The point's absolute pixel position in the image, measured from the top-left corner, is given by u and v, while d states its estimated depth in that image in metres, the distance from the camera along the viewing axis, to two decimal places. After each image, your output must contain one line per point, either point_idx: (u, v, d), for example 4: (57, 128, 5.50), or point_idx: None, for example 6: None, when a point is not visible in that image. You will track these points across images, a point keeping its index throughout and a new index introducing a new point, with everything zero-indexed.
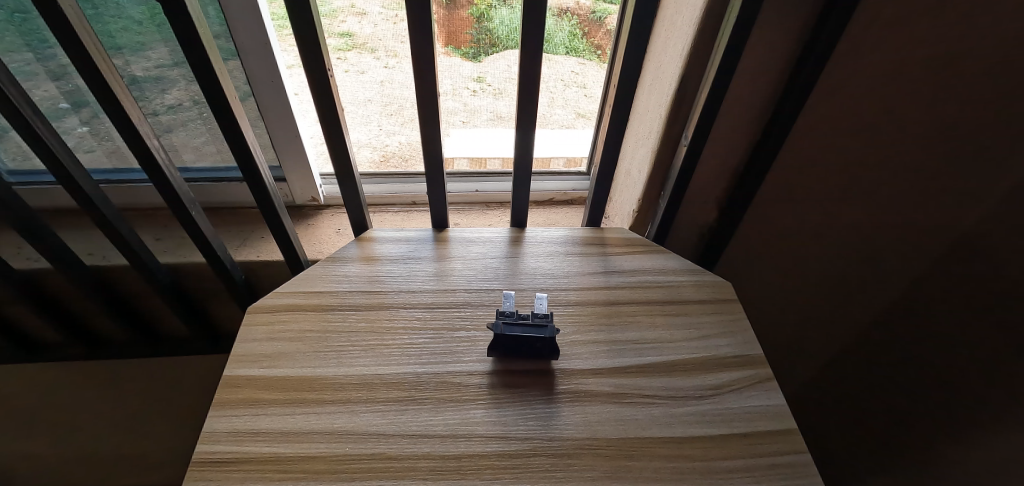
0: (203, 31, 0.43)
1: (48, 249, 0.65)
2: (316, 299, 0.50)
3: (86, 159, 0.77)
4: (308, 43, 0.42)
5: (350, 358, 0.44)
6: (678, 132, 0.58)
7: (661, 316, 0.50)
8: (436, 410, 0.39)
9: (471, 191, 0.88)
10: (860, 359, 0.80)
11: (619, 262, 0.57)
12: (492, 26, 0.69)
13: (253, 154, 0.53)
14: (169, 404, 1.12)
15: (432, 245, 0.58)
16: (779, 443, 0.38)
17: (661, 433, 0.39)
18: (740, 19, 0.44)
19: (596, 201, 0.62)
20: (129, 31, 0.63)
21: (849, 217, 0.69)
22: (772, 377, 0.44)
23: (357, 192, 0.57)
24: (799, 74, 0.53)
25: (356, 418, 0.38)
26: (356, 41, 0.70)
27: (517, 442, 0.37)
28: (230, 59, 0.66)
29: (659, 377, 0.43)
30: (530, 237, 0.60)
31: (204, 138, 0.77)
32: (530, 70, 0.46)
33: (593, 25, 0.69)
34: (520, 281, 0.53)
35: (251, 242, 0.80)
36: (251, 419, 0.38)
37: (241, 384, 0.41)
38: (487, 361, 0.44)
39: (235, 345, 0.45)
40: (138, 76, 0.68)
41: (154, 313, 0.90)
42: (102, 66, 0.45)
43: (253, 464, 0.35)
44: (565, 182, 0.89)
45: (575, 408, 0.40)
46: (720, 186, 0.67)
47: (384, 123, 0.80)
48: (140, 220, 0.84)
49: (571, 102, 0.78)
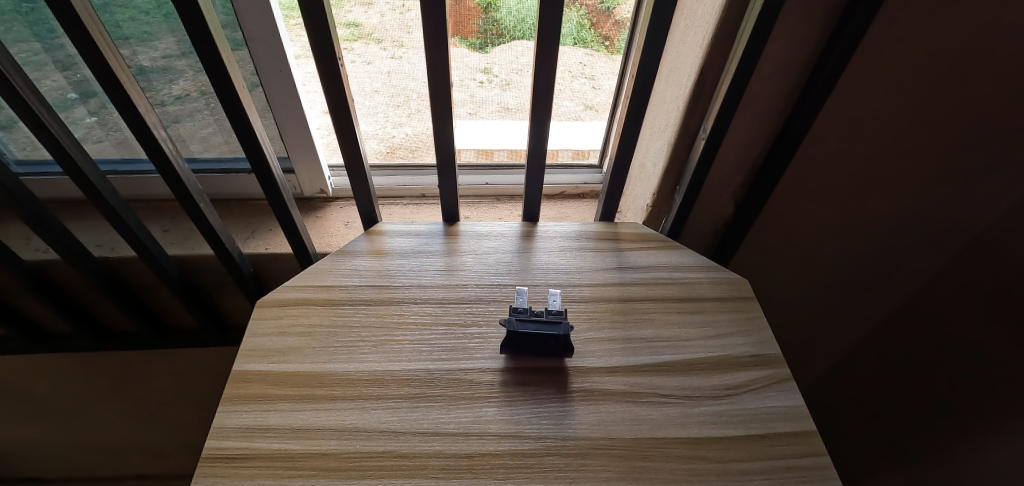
0: (210, 19, 0.41)
1: (58, 243, 0.65)
2: (326, 293, 0.49)
3: (94, 149, 0.76)
4: (319, 35, 0.41)
5: (360, 353, 0.43)
6: (696, 125, 0.57)
7: (677, 314, 0.49)
8: (448, 408, 0.39)
9: (481, 184, 0.87)
10: (874, 352, 0.84)
11: (634, 258, 0.56)
12: (499, 16, 0.67)
13: (261, 145, 0.53)
14: (176, 397, 1.14)
15: (442, 239, 0.57)
16: (801, 445, 0.37)
17: (677, 434, 0.38)
18: (766, 8, 0.42)
19: (610, 196, 0.61)
20: (136, 20, 0.62)
21: (872, 213, 0.67)
22: (790, 377, 0.43)
23: (366, 185, 0.56)
24: (823, 65, 0.51)
25: (367, 415, 0.38)
26: (362, 31, 0.68)
27: (531, 441, 0.36)
28: (237, 50, 0.65)
29: (675, 376, 0.42)
30: (542, 231, 0.59)
31: (211, 129, 0.76)
32: (545, 63, 0.44)
33: (601, 15, 0.66)
34: (532, 277, 0.52)
35: (260, 234, 0.80)
36: (261, 415, 0.38)
37: (251, 379, 0.41)
38: (499, 358, 0.43)
39: (245, 340, 0.44)
40: (146, 66, 0.67)
41: (162, 305, 0.90)
42: (109, 57, 0.44)
43: (263, 460, 0.34)
44: (575, 175, 0.87)
45: (589, 407, 0.40)
46: (737, 181, 0.65)
47: (391, 114, 0.79)
48: (149, 212, 0.83)
49: (578, 93, 0.76)
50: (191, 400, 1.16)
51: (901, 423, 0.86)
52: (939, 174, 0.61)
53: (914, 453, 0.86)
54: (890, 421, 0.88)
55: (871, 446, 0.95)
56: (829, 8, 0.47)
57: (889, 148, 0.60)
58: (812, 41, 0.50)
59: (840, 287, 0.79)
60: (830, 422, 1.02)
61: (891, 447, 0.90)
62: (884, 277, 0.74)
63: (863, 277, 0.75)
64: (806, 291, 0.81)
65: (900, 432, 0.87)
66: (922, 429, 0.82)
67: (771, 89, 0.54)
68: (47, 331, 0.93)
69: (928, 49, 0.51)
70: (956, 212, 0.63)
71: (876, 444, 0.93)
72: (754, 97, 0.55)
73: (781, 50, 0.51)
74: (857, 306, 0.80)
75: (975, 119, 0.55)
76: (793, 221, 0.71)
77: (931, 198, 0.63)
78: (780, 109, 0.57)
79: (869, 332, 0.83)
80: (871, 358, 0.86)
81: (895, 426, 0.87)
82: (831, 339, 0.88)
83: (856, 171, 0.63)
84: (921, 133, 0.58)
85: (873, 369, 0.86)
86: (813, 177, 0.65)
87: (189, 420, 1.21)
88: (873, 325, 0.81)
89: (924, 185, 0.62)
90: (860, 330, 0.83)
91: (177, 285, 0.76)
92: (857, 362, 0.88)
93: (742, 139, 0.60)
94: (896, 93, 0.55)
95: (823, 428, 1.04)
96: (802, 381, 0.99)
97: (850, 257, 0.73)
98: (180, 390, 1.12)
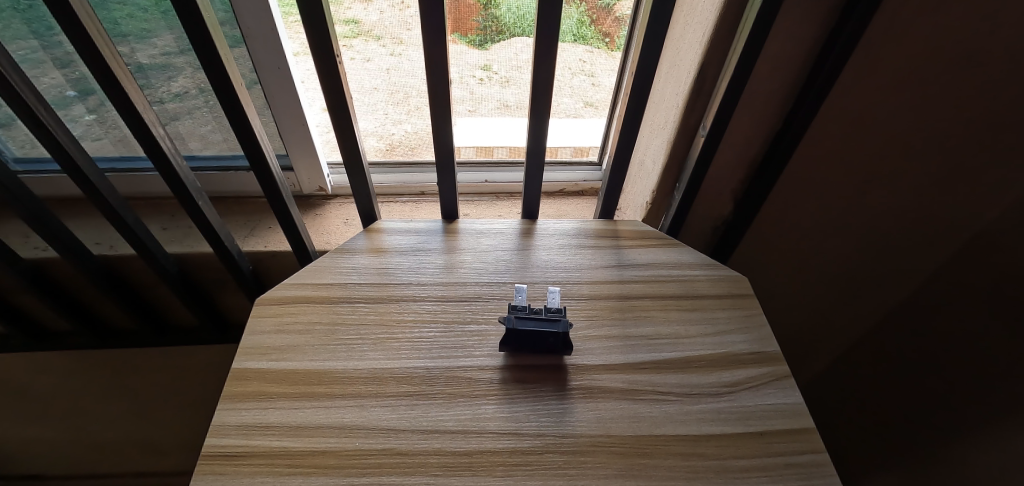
0: (208, 16, 0.41)
1: (57, 241, 0.65)
2: (325, 291, 0.49)
3: (93, 147, 0.76)
4: (318, 33, 0.40)
5: (359, 351, 0.43)
6: (696, 122, 0.57)
7: (676, 311, 0.49)
8: (447, 405, 0.39)
9: (481, 181, 0.87)
10: (873, 348, 0.85)
11: (633, 255, 0.56)
12: (498, 13, 0.67)
13: (259, 143, 0.52)
14: (176, 396, 1.15)
15: (441, 237, 0.57)
16: (798, 442, 0.37)
17: (676, 431, 0.38)
18: (766, 5, 0.42)
19: (610, 193, 0.60)
20: (135, 18, 0.62)
21: (871, 210, 0.67)
22: (789, 374, 0.43)
23: (365, 182, 0.56)
24: (824, 63, 0.51)
25: (366, 412, 0.38)
26: (361, 28, 0.68)
27: (529, 439, 0.37)
28: (236, 47, 0.65)
29: (674, 373, 0.43)
30: (541, 229, 0.59)
31: (210, 126, 0.76)
32: (544, 61, 0.44)
33: (601, 12, 0.66)
34: (531, 274, 0.52)
35: (259, 232, 0.80)
36: (260, 412, 0.38)
37: (250, 377, 0.41)
38: (497, 356, 0.43)
39: (244, 337, 0.44)
40: (144, 63, 0.67)
41: (162, 303, 0.90)
42: (107, 55, 0.44)
43: (262, 458, 0.35)
44: (575, 172, 0.87)
45: (588, 405, 0.40)
46: (736, 178, 0.65)
47: (390, 111, 0.79)
48: (147, 210, 0.83)
49: (578, 91, 0.76)
50: (193, 398, 1.16)
51: (899, 420, 0.86)
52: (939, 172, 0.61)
53: (913, 450, 0.86)
54: (889, 418, 0.88)
55: (870, 443, 0.95)
56: (830, 5, 0.46)
57: (889, 147, 0.60)
58: (813, 37, 0.50)
59: (840, 284, 0.79)
60: (829, 419, 1.02)
61: (889, 444, 0.91)
62: (883, 275, 0.74)
63: (863, 273, 0.75)
64: (805, 288, 0.81)
65: (899, 429, 0.87)
66: (920, 425, 0.83)
67: (770, 86, 0.54)
68: (48, 329, 0.93)
69: (929, 46, 0.50)
70: (955, 211, 0.63)
71: (875, 440, 0.93)
72: (754, 94, 0.55)
73: (782, 47, 0.50)
74: (856, 303, 0.80)
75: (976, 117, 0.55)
76: (793, 218, 0.71)
77: (931, 196, 0.63)
78: (781, 106, 0.56)
79: (869, 328, 0.83)
80: (870, 354, 0.86)
81: (894, 422, 0.87)
82: (830, 336, 0.88)
83: (856, 168, 0.63)
84: (922, 130, 0.58)
85: (872, 365, 0.86)
86: (813, 175, 0.65)
87: (189, 418, 1.22)
88: (872, 323, 0.81)
89: (924, 182, 0.62)
90: (859, 326, 0.83)
91: (177, 283, 0.76)
92: (856, 358, 0.88)
93: (742, 137, 0.60)
94: (897, 91, 0.55)
95: (823, 425, 1.04)
96: (802, 378, 0.99)
97: (850, 254, 0.73)
98: (181, 389, 1.13)
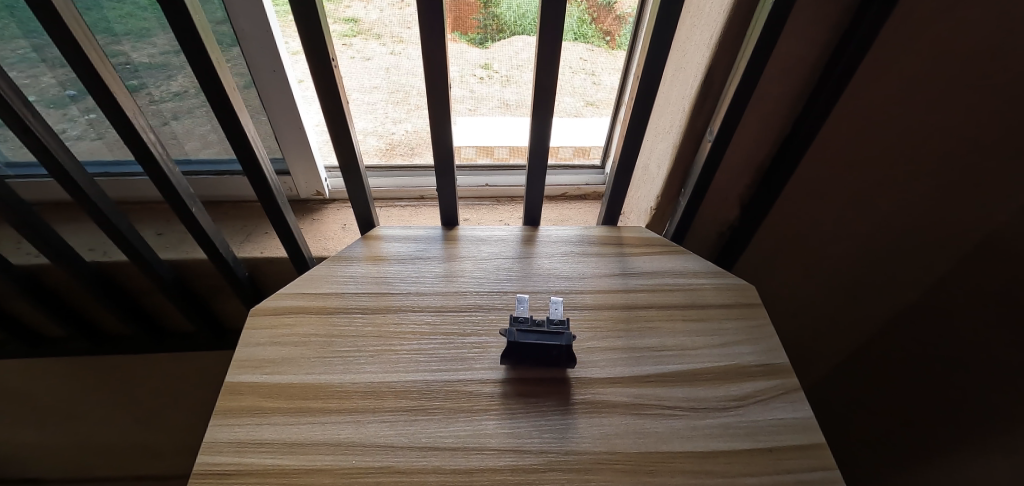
0: (198, 18, 0.40)
1: (50, 248, 0.64)
2: (321, 301, 0.48)
3: (88, 149, 0.75)
4: (312, 35, 0.39)
5: (356, 364, 0.42)
6: (703, 126, 0.55)
7: (682, 322, 0.48)
8: (447, 421, 0.38)
9: (481, 185, 0.85)
10: (880, 354, 0.83)
11: (637, 263, 0.54)
12: (499, 11, 0.65)
13: (253, 147, 0.51)
14: (173, 401, 1.14)
15: (441, 244, 0.56)
16: (808, 458, 0.36)
17: (682, 447, 0.37)
18: (777, 6, 0.41)
19: (613, 199, 0.59)
20: (134, 16, 0.61)
21: (879, 214, 0.65)
22: (799, 387, 0.42)
23: (363, 187, 0.55)
24: (834, 65, 0.49)
25: (363, 428, 0.37)
26: (360, 27, 0.67)
27: (532, 456, 0.35)
28: (233, 47, 0.64)
29: (681, 387, 0.41)
30: (544, 235, 0.58)
31: (209, 126, 0.74)
32: (547, 64, 0.43)
33: (601, 10, 0.65)
34: (532, 283, 0.51)
35: (256, 237, 0.79)
36: (254, 428, 0.37)
37: (243, 391, 0.39)
38: (499, 369, 0.42)
39: (237, 349, 0.43)
40: (141, 63, 0.66)
41: (158, 308, 0.89)
42: (94, 58, 0.42)
43: (255, 476, 0.33)
44: (577, 176, 0.85)
45: (592, 420, 0.38)
46: (742, 183, 0.64)
47: (389, 111, 0.78)
48: (143, 215, 0.82)
49: (579, 89, 0.75)
50: (190, 403, 1.15)
51: (906, 425, 0.85)
52: (950, 176, 0.59)
53: (921, 456, 0.84)
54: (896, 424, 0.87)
55: (876, 448, 0.94)
56: (842, 4, 0.45)
57: (899, 151, 0.59)
58: (823, 39, 0.48)
59: (846, 289, 0.77)
60: (835, 424, 1.01)
61: (895, 450, 0.89)
62: (891, 280, 0.73)
63: (870, 278, 0.74)
64: (811, 293, 0.80)
65: (906, 434, 0.86)
66: (926, 431, 0.81)
67: (779, 90, 0.53)
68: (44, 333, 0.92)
69: (942, 48, 0.49)
70: (966, 215, 0.62)
71: (881, 445, 0.92)
72: (761, 97, 0.53)
73: (791, 49, 0.49)
74: (862, 307, 0.78)
75: (989, 120, 0.54)
76: (799, 223, 0.69)
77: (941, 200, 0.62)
78: (789, 110, 0.55)
79: (875, 333, 0.81)
80: (877, 359, 0.84)
81: (901, 428, 0.86)
82: (835, 341, 0.86)
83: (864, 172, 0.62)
84: (932, 134, 0.56)
85: (879, 370, 0.85)
86: (820, 179, 0.63)
87: (186, 423, 1.21)
88: (879, 328, 0.80)
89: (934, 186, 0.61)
90: (865, 331, 0.82)
91: (172, 289, 0.75)
92: (862, 363, 0.87)
93: (749, 141, 0.58)
94: (908, 94, 0.53)
95: (828, 430, 1.03)
96: (807, 383, 0.98)
97: (857, 259, 0.72)
98: (179, 394, 1.12)
